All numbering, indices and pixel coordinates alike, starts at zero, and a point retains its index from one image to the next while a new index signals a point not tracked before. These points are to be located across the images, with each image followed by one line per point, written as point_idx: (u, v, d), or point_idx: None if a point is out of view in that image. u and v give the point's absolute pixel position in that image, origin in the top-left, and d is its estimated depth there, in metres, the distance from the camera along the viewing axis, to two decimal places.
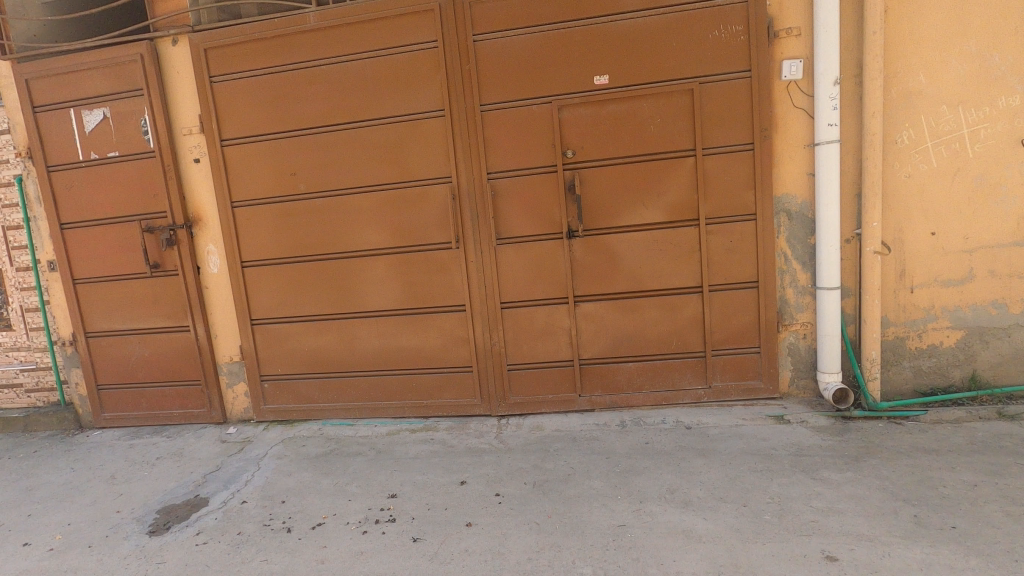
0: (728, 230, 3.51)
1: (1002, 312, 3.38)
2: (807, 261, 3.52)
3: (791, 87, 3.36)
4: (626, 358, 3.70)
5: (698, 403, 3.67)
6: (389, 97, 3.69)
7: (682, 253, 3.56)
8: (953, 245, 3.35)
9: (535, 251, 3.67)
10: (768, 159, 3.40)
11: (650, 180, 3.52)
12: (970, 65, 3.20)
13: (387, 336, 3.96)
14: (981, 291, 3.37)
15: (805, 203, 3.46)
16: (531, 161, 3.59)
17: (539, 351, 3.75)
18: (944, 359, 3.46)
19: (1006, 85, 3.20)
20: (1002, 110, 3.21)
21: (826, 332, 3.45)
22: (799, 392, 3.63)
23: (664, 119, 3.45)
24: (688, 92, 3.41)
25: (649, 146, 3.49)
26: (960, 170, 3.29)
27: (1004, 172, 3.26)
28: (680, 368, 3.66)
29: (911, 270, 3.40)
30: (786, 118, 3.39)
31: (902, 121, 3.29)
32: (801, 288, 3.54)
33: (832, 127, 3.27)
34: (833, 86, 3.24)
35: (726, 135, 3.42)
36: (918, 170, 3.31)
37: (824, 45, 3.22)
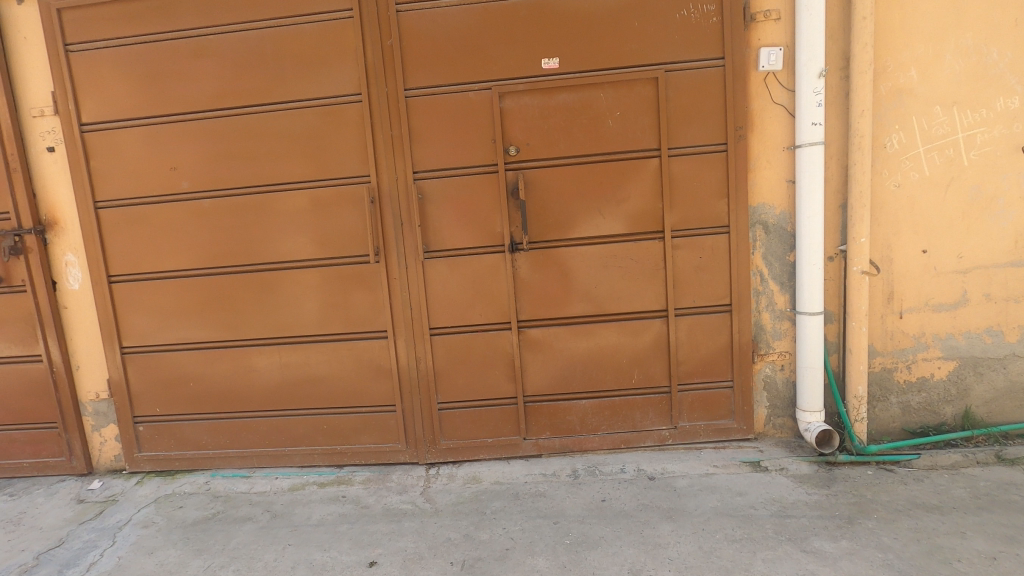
0: (697, 244, 3.00)
1: (998, 340, 3.00)
2: (785, 281, 3.05)
3: (769, 79, 2.89)
4: (579, 394, 3.13)
5: (662, 446, 3.14)
6: (294, 77, 3.02)
7: (644, 271, 3.03)
8: (945, 264, 2.95)
9: (471, 267, 3.06)
10: (744, 163, 2.92)
11: (609, 184, 2.97)
12: (967, 61, 2.81)
13: (293, 368, 3.25)
14: (976, 317, 2.98)
15: (784, 214, 2.99)
16: (467, 159, 2.99)
17: (477, 386, 3.14)
18: (935, 393, 3.06)
19: (1004, 85, 2.82)
20: (1000, 112, 2.84)
21: (807, 364, 2.98)
22: (776, 432, 3.16)
23: (624, 113, 2.92)
24: (652, 81, 2.90)
25: (606, 144, 2.94)
26: (953, 180, 2.89)
27: (1002, 182, 2.88)
28: (642, 406, 3.12)
29: (900, 292, 2.98)
30: (763, 115, 2.92)
31: (892, 123, 2.87)
32: (778, 312, 3.07)
33: (816, 127, 2.81)
34: (817, 79, 2.78)
35: (695, 133, 2.92)
36: (909, 179, 2.90)
37: (808, 31, 2.76)
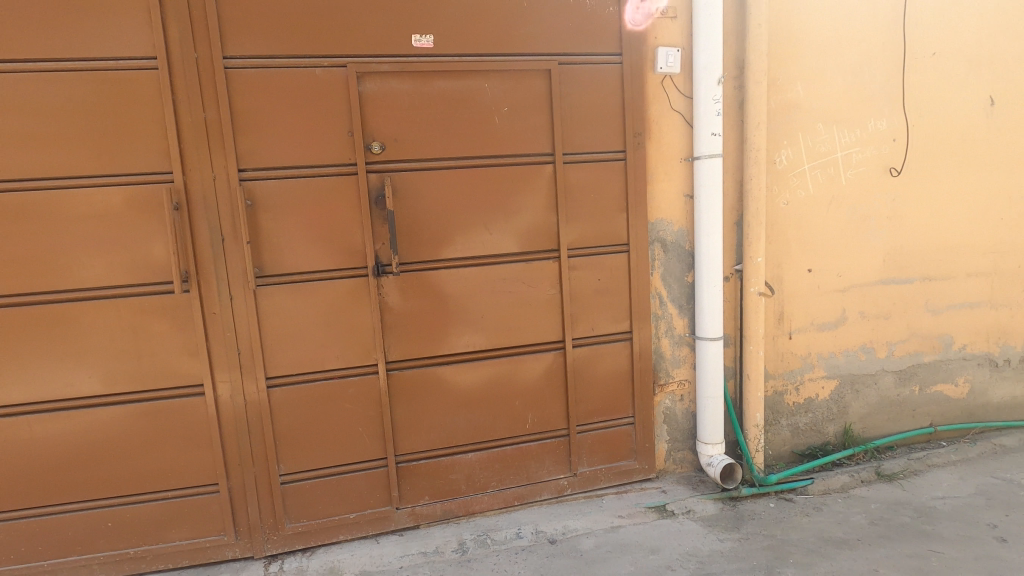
0: (595, 265, 2.63)
1: (871, 357, 3.05)
2: (684, 304, 2.80)
3: (666, 83, 2.62)
4: (465, 447, 2.58)
5: (560, 497, 2.71)
6: (46, 25, 2.07)
7: (538, 297, 2.59)
8: (828, 284, 2.93)
9: (324, 295, 2.36)
10: (643, 174, 2.62)
11: (497, 193, 2.48)
12: (845, 80, 2.79)
13: (52, 448, 2.24)
14: (852, 335, 3.00)
15: (682, 231, 2.74)
16: (316, 156, 2.29)
17: (334, 449, 2.44)
18: (820, 413, 3.03)
19: (876, 107, 2.85)
20: (872, 134, 2.86)
21: (708, 393, 2.76)
22: (676, 467, 2.90)
23: (513, 109, 2.46)
24: (544, 74, 2.47)
25: (492, 146, 2.45)
26: (834, 199, 2.87)
27: (873, 203, 2.92)
28: (538, 454, 2.67)
29: (790, 313, 2.89)
30: (661, 122, 2.64)
31: (782, 138, 2.76)
32: (677, 337, 2.82)
33: (716, 138, 2.59)
34: (717, 86, 2.56)
35: (592, 138, 2.55)
36: (797, 197, 2.82)
37: (706, 33, 2.53)
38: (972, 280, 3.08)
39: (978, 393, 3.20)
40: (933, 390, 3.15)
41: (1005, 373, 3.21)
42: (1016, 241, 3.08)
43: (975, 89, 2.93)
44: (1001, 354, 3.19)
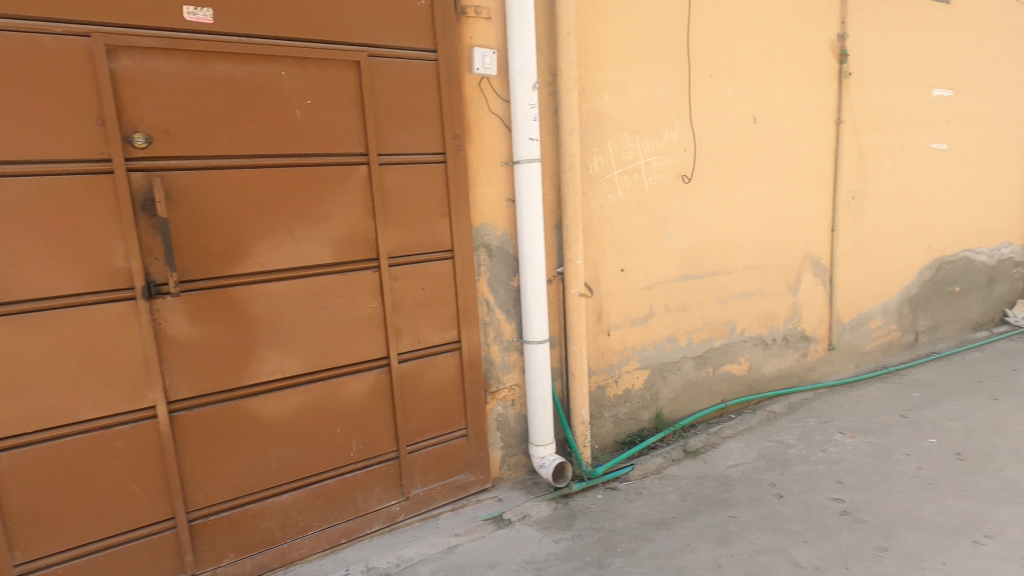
0: (419, 273, 2.47)
1: (675, 346, 3.36)
2: (511, 308, 2.78)
3: (484, 84, 2.55)
4: (278, 488, 2.25)
5: (393, 525, 2.52)
6: None
7: (357, 311, 2.35)
8: (638, 282, 3.15)
9: (73, 327, 1.85)
10: (464, 177, 2.52)
11: (303, 197, 2.19)
12: (643, 93, 3.01)
13: None
14: (659, 327, 3.27)
15: (506, 235, 2.71)
16: (50, 149, 1.78)
17: (100, 518, 1.94)
18: (636, 402, 3.25)
19: (669, 119, 3.12)
20: (667, 143, 3.13)
21: (537, 396, 2.77)
22: (511, 473, 2.88)
23: (318, 103, 2.18)
24: (352, 66, 2.24)
25: (295, 144, 2.15)
26: (640, 204, 3.09)
27: (671, 207, 3.19)
28: (365, 483, 2.44)
29: (607, 311, 3.05)
30: (480, 125, 2.57)
31: (593, 145, 2.89)
32: (506, 343, 2.79)
33: (533, 142, 2.60)
34: (532, 91, 2.57)
35: (410, 138, 2.38)
36: (608, 201, 2.98)
37: (519, 37, 2.52)
38: (747, 273, 3.56)
39: (755, 369, 3.72)
40: (723, 370, 3.58)
41: (773, 350, 3.78)
42: (777, 239, 3.64)
43: (743, 108, 3.36)
44: (770, 334, 3.74)
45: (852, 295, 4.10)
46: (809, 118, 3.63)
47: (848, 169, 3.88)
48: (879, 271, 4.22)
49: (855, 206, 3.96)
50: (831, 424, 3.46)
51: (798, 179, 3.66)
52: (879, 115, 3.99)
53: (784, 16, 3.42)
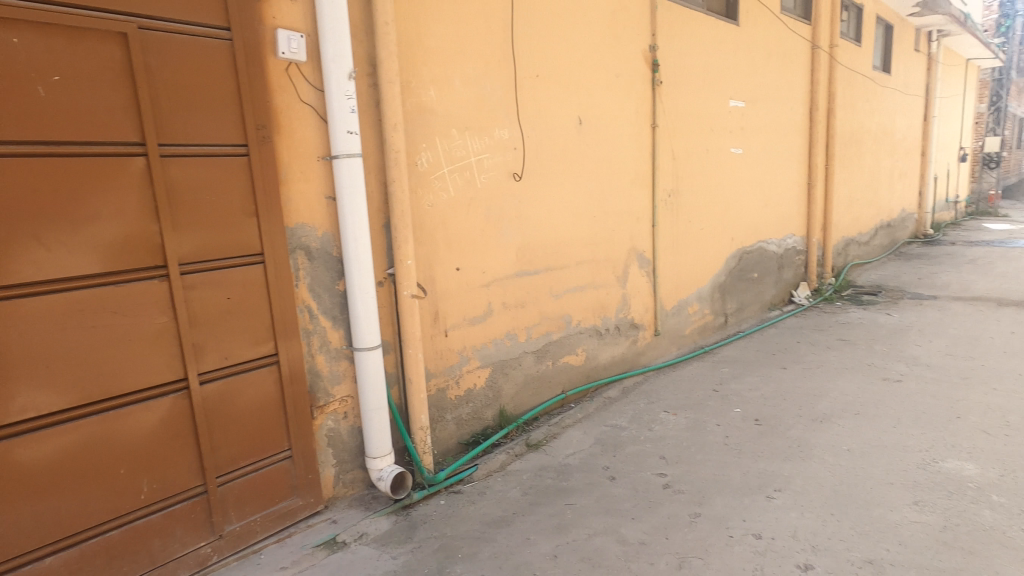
0: (222, 280, 2.18)
1: (514, 341, 3.38)
2: (338, 315, 2.57)
3: (292, 71, 2.32)
4: (39, 551, 1.84)
5: (203, 570, 2.20)
6: None
7: (141, 328, 2.00)
8: (475, 280, 3.12)
9: None
10: (273, 173, 2.28)
11: (56, 194, 1.80)
12: (470, 90, 2.97)
13: None
14: (498, 324, 3.27)
15: (327, 236, 2.50)
16: None
17: None
18: (478, 401, 3.23)
19: (497, 117, 3.11)
20: (497, 141, 3.12)
21: (371, 406, 2.60)
22: (347, 490, 2.69)
23: (71, 81, 1.81)
24: (119, 39, 1.89)
25: (39, 129, 1.76)
26: (473, 202, 3.05)
27: (503, 204, 3.20)
28: (165, 526, 2.10)
29: (444, 311, 2.98)
30: (290, 115, 2.33)
31: (420, 140, 2.78)
32: (333, 352, 2.58)
33: (352, 136, 2.42)
34: (348, 81, 2.39)
35: (201, 127, 2.09)
36: (440, 199, 2.90)
37: (330, 21, 2.33)
38: (580, 268, 3.71)
39: (591, 358, 3.90)
40: (562, 362, 3.70)
41: (607, 339, 4.00)
42: (605, 234, 3.84)
43: (569, 109, 3.49)
44: (603, 325, 3.95)
45: (672, 284, 4.49)
46: (629, 121, 3.88)
47: (664, 169, 4.23)
48: (693, 261, 4.68)
49: (671, 203, 4.34)
50: (658, 403, 3.73)
51: (622, 178, 3.90)
52: (687, 121, 4.41)
53: (601, 24, 3.62)
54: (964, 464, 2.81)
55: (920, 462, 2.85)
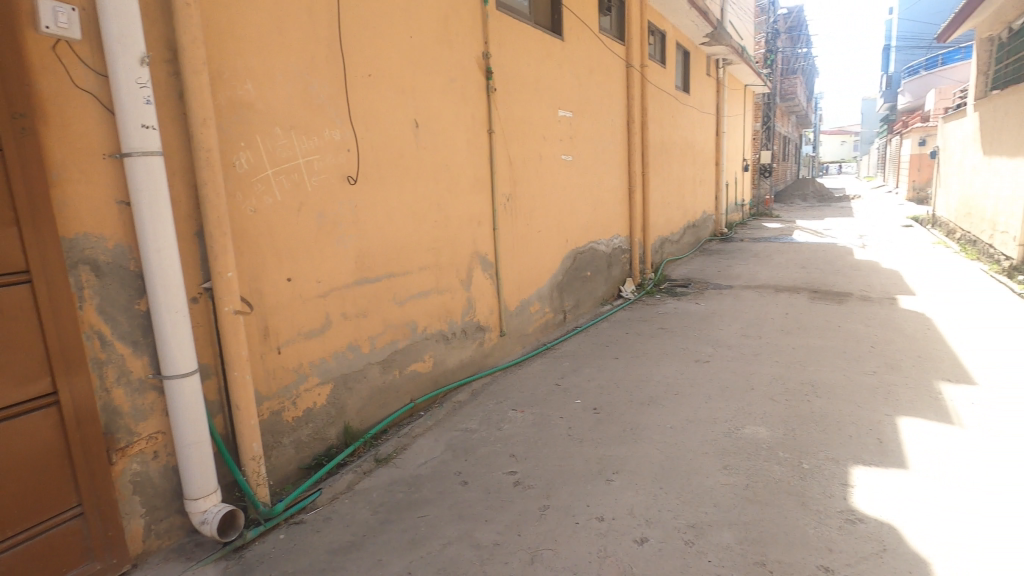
0: None
1: (358, 353, 3.10)
2: (139, 338, 2.19)
3: (62, 50, 1.93)
4: None
5: None
6: None
7: None
8: (309, 291, 2.78)
9: None
10: (39, 172, 1.87)
11: None
12: (294, 88, 2.67)
13: None
14: (338, 337, 2.96)
15: (120, 246, 2.12)
16: None
17: None
18: (319, 421, 2.91)
19: (327, 116, 2.84)
20: (328, 142, 2.84)
21: (188, 441, 2.25)
22: (162, 541, 2.31)
23: None
24: None
25: None
26: (302, 206, 2.73)
27: (338, 208, 2.91)
28: None
29: (274, 326, 2.62)
30: (61, 103, 1.94)
31: (237, 139, 2.44)
32: (135, 383, 2.19)
33: (149, 131, 2.09)
34: (140, 67, 2.06)
35: None
36: (264, 204, 2.55)
37: None
38: (423, 273, 3.55)
39: (439, 364, 3.79)
40: (409, 370, 3.51)
41: (454, 343, 3.92)
42: (449, 237, 3.76)
43: (405, 111, 3.33)
44: (450, 329, 3.85)
45: (515, 285, 4.62)
46: (466, 126, 3.89)
47: (501, 174, 4.33)
48: (533, 263, 4.88)
49: (509, 207, 4.46)
50: (506, 402, 3.81)
51: (463, 182, 3.88)
52: (520, 129, 4.57)
53: (433, 25, 3.54)
54: (758, 428, 3.31)
55: (726, 430, 3.29)
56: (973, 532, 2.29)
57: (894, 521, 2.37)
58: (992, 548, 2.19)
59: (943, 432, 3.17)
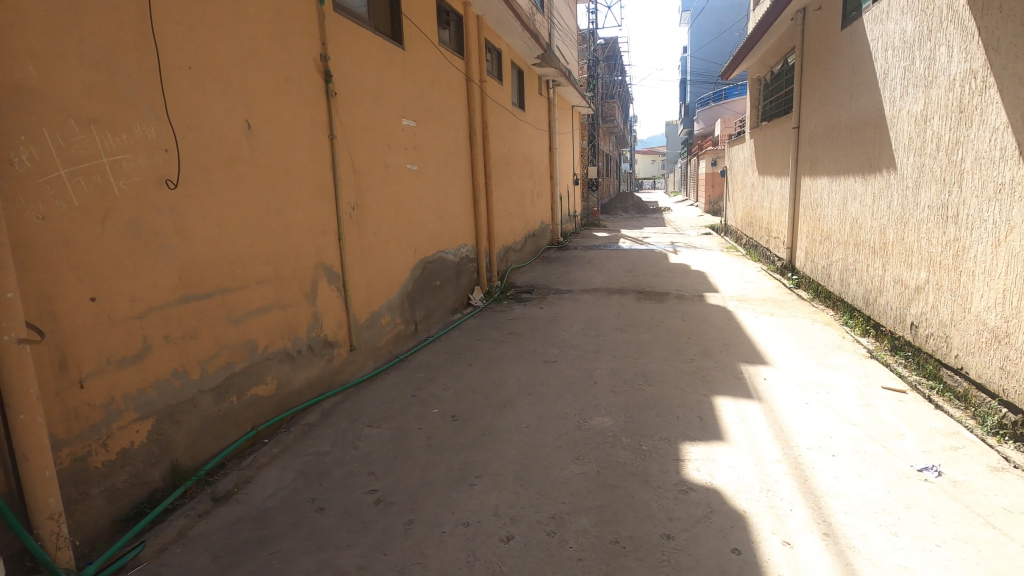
0: None
1: (185, 381, 2.73)
2: None
3: None
4: None
5: None
6: None
7: None
8: (121, 312, 2.38)
9: None
10: None
11: None
12: (95, 74, 2.28)
13: None
14: (158, 364, 2.57)
15: None
16: None
17: None
18: (138, 462, 2.50)
19: (138, 111, 2.47)
20: (140, 140, 2.47)
21: None
22: None
23: None
24: None
25: None
26: (108, 213, 2.33)
27: (156, 216, 2.54)
28: None
29: (75, 355, 2.19)
30: None
31: (17, 131, 2.01)
32: None
33: None
34: None
35: None
36: (56, 210, 2.14)
37: None
38: (261, 287, 3.24)
39: (284, 385, 3.49)
40: (249, 395, 3.18)
41: (300, 362, 3.65)
42: (290, 248, 3.50)
43: (234, 110, 3.03)
44: (294, 347, 3.57)
45: (364, 297, 4.45)
46: (305, 130, 3.67)
47: (345, 182, 4.16)
48: (382, 273, 4.75)
49: (355, 216, 4.30)
50: (360, 419, 3.64)
51: (303, 189, 3.64)
52: (364, 136, 4.44)
53: (264, 20, 3.28)
54: (603, 418, 3.59)
55: (576, 423, 3.52)
56: (774, 486, 2.74)
57: (717, 486, 2.74)
58: (788, 497, 2.64)
59: (747, 406, 3.75)
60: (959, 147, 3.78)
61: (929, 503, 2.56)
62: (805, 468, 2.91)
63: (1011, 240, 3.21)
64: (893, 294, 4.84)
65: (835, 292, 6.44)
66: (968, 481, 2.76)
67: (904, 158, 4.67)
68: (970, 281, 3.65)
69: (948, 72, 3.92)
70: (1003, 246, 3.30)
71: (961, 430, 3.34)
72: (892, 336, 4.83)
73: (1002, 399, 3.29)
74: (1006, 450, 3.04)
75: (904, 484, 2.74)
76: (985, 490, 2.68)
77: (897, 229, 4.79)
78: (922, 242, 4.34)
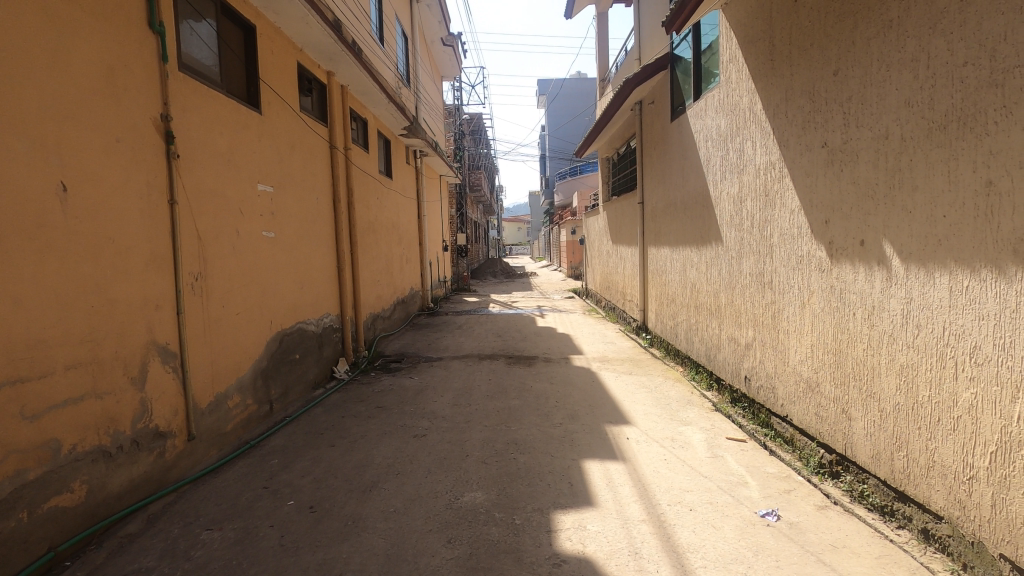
0: None
1: None
2: None
3: None
4: None
5: None
6: None
7: None
8: None
9: None
10: None
11: None
12: None
13: None
14: None
15: None
16: None
17: None
18: None
19: None
20: None
21: None
22: None
23: None
24: None
25: None
26: None
27: None
28: None
29: None
30: None
31: None
32: None
33: None
34: None
35: None
36: None
37: None
38: (71, 373, 2.75)
39: (98, 490, 2.93)
40: (45, 508, 2.60)
41: (121, 460, 3.10)
42: (112, 326, 3.04)
43: (44, 170, 2.64)
44: (113, 443, 3.04)
45: (207, 378, 3.96)
46: (137, 193, 3.29)
47: (187, 250, 3.77)
48: (229, 350, 4.29)
49: (199, 288, 3.89)
50: (196, 522, 3.14)
51: (133, 259, 3.22)
52: (211, 201, 4.11)
53: (92, 75, 2.96)
54: (474, 494, 3.48)
55: (447, 502, 3.37)
56: (641, 548, 2.81)
57: (588, 555, 2.75)
58: (653, 558, 2.72)
59: (613, 468, 3.88)
60: (767, 224, 4.44)
61: (773, 548, 2.78)
62: (666, 526, 3.03)
63: (813, 303, 3.78)
64: (729, 351, 5.41)
65: (682, 350, 7.09)
66: (801, 522, 3.06)
67: (727, 232, 5.37)
68: (786, 339, 4.20)
69: (754, 162, 4.65)
70: (807, 308, 3.87)
71: (791, 472, 3.75)
72: (731, 389, 5.37)
73: (819, 441, 3.76)
74: (827, 487, 3.45)
75: (750, 531, 2.96)
76: (814, 529, 2.98)
77: (727, 294, 5.44)
78: (747, 305, 4.95)
